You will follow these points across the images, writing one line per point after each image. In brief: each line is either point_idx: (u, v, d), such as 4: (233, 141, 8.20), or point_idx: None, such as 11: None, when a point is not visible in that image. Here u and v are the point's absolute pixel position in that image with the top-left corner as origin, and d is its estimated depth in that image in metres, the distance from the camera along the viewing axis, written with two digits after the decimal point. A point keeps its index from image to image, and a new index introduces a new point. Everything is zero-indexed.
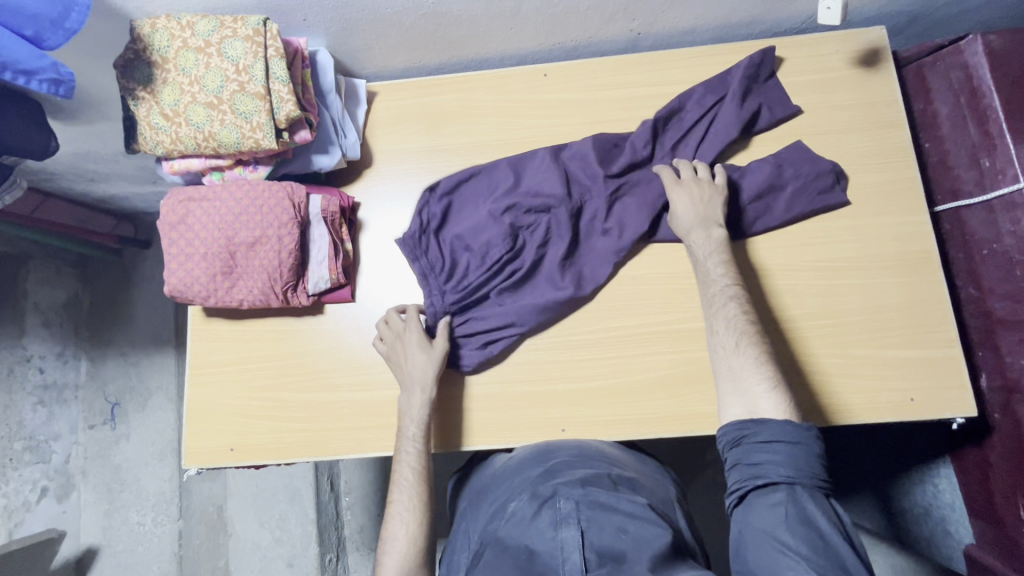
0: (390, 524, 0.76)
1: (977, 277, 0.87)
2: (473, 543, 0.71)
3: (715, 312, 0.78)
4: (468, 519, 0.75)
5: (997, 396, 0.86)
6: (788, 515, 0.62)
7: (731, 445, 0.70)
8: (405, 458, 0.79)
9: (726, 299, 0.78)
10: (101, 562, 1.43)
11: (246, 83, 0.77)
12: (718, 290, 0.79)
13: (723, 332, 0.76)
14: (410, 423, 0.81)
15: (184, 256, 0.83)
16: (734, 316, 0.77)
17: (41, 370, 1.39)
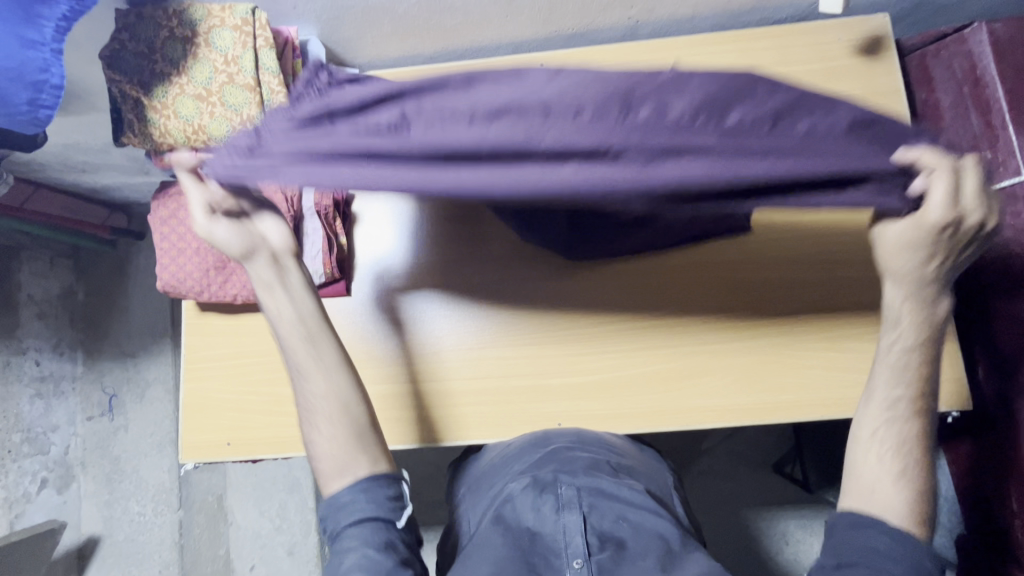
0: (310, 431, 0.71)
1: (975, 270, 0.87)
2: (471, 526, 0.70)
3: (871, 401, 0.68)
4: (467, 501, 0.75)
5: (994, 389, 0.86)
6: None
7: (847, 521, 0.63)
8: (290, 339, 0.72)
9: (899, 390, 0.66)
10: (103, 551, 1.44)
11: (235, 75, 0.75)
12: (886, 407, 0.66)
13: (886, 446, 0.65)
14: (287, 305, 0.72)
15: (176, 252, 0.82)
16: (909, 437, 0.65)
17: (38, 362, 1.40)
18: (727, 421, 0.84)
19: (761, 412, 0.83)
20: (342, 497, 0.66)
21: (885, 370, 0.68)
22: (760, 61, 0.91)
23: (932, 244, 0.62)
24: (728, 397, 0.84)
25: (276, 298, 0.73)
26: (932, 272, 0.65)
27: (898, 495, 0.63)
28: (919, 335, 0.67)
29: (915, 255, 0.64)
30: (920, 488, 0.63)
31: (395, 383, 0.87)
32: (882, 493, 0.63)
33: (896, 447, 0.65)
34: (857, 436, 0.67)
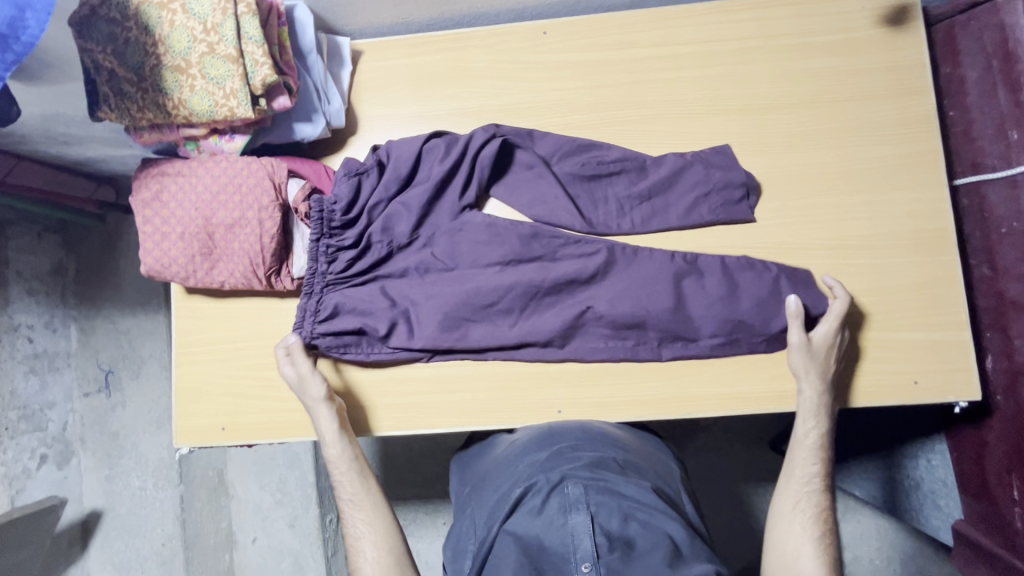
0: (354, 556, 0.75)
1: (992, 256, 0.84)
2: (480, 534, 0.68)
3: (790, 480, 0.75)
4: (472, 513, 0.73)
5: (1003, 378, 0.84)
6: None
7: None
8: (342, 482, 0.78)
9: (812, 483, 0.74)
10: (106, 524, 1.46)
11: (215, 44, 0.70)
12: (803, 485, 0.74)
13: (801, 523, 0.72)
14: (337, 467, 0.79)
15: (160, 236, 0.79)
16: (819, 507, 0.73)
17: (30, 339, 1.37)
18: (732, 409, 0.82)
19: (766, 400, 0.82)
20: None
21: (801, 451, 0.76)
22: (778, 31, 0.86)
23: (829, 350, 0.77)
24: (731, 384, 0.82)
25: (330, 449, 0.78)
26: (820, 410, 0.77)
27: (814, 565, 0.69)
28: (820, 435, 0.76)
29: (818, 364, 0.77)
30: (827, 561, 0.69)
31: (391, 369, 0.85)
32: (805, 562, 0.69)
33: (814, 515, 0.72)
34: (779, 513, 0.73)
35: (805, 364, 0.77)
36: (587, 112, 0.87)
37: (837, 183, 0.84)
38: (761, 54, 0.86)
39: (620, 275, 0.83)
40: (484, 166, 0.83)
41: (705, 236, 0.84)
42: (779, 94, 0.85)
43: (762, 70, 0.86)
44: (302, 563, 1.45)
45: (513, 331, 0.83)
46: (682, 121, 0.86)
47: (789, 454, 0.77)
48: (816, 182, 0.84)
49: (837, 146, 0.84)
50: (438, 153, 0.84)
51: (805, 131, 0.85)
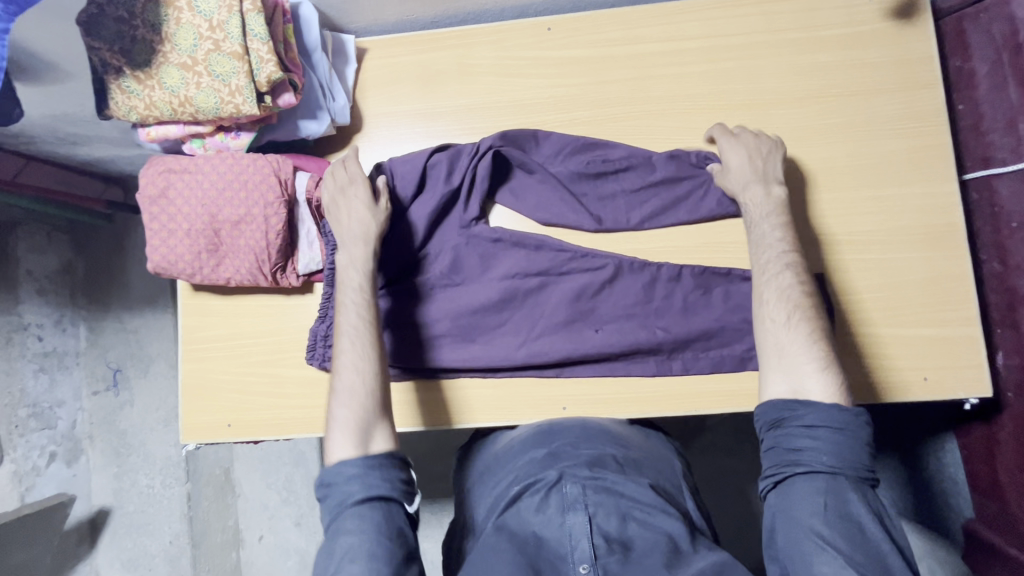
0: (336, 434, 0.68)
1: (1003, 251, 0.83)
2: (479, 524, 0.70)
3: (781, 352, 0.69)
4: (476, 500, 0.74)
5: (1013, 375, 0.83)
6: (828, 505, 0.60)
7: (769, 423, 0.67)
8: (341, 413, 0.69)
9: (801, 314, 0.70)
10: (114, 522, 1.47)
11: (221, 42, 0.70)
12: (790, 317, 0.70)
13: (786, 326, 0.70)
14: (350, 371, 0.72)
15: (167, 233, 0.79)
16: (797, 303, 0.71)
17: (40, 337, 1.40)
18: (740, 406, 0.81)
19: None
20: (350, 469, 0.65)
21: (768, 267, 0.74)
22: (784, 25, 0.85)
23: (750, 147, 0.80)
24: (737, 381, 0.82)
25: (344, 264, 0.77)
26: (788, 255, 0.74)
27: (820, 378, 0.67)
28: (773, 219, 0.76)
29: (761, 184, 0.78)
30: (839, 387, 0.66)
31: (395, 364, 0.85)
32: (802, 380, 0.67)
33: (819, 354, 0.68)
34: (768, 327, 0.71)
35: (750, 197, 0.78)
36: (592, 107, 0.87)
37: (844, 178, 0.83)
38: (766, 49, 0.85)
39: (625, 286, 0.83)
40: (484, 176, 0.83)
41: (710, 232, 0.84)
42: (785, 88, 0.85)
43: (768, 65, 0.85)
44: (309, 561, 1.45)
45: (519, 352, 0.83)
46: (687, 116, 0.86)
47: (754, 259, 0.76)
48: (824, 177, 0.83)
49: (844, 140, 0.83)
50: (442, 169, 0.84)
51: (812, 125, 0.84)
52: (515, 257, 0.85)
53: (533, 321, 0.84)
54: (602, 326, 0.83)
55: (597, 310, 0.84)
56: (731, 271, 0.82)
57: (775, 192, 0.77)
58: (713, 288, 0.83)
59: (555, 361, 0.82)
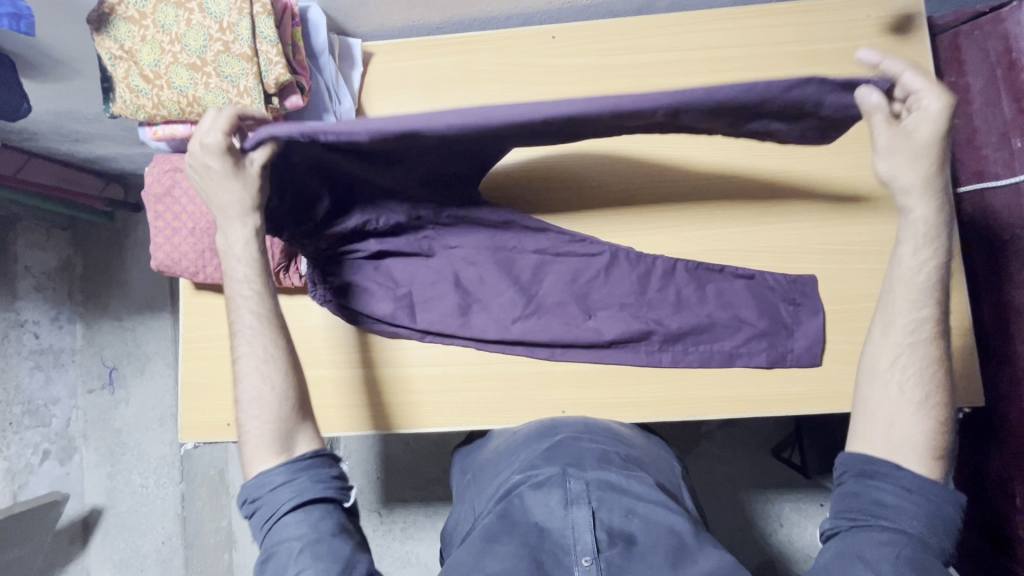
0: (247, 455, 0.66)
1: (995, 263, 0.85)
2: (475, 515, 0.69)
3: (872, 378, 0.63)
4: (468, 497, 0.74)
5: (1005, 386, 0.85)
6: (901, 556, 0.54)
7: (858, 472, 0.61)
8: (252, 435, 0.66)
9: (914, 318, 0.63)
10: (106, 522, 1.46)
11: (231, 43, 0.71)
12: (897, 342, 0.63)
13: (897, 376, 0.62)
14: (257, 388, 0.68)
15: (171, 230, 0.80)
16: (919, 373, 0.62)
17: (36, 334, 1.40)
18: (736, 412, 0.83)
19: (768, 403, 0.82)
20: (275, 478, 0.65)
21: (903, 284, 0.64)
22: (784, 37, 0.87)
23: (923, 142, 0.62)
24: (734, 387, 0.83)
25: (229, 233, 0.69)
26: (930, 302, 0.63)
27: (914, 430, 0.60)
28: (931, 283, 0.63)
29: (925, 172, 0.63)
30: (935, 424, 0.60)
31: (395, 365, 0.86)
32: (902, 426, 0.60)
33: (915, 388, 0.61)
34: (875, 369, 0.63)
35: (906, 176, 0.63)
36: None
37: (840, 188, 0.85)
38: (767, 61, 0.87)
39: (620, 271, 0.84)
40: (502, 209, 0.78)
41: (709, 239, 0.85)
42: None
43: (767, 77, 0.87)
44: None
45: (512, 329, 0.83)
46: None
47: (890, 274, 0.65)
48: (820, 188, 0.85)
49: (840, 152, 0.85)
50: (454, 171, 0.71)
51: None
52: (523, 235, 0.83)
53: (526, 305, 0.83)
54: (596, 313, 0.83)
55: (592, 295, 0.84)
56: (725, 269, 0.83)
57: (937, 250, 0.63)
58: (707, 284, 0.83)
59: (546, 341, 0.83)
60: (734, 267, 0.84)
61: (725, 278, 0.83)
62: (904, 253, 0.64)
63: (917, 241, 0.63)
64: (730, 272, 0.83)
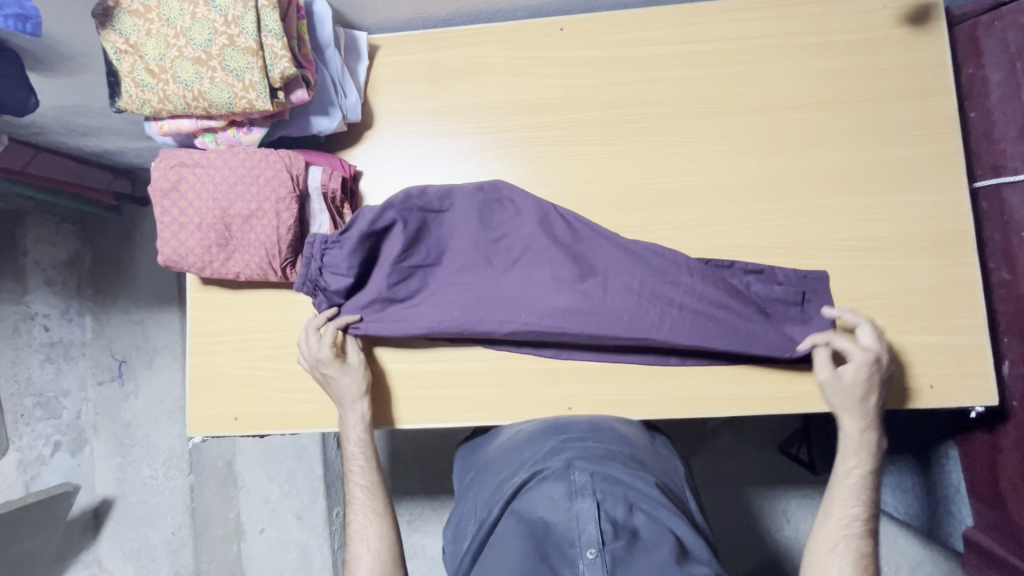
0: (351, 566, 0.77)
1: (1012, 260, 0.83)
2: (480, 514, 0.69)
3: (828, 519, 0.73)
4: (471, 496, 0.74)
5: (1018, 384, 0.84)
6: None
7: None
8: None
9: (854, 508, 0.73)
10: (117, 512, 1.48)
11: (236, 37, 0.70)
12: (842, 500, 0.74)
13: (836, 516, 0.73)
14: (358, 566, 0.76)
15: (177, 225, 0.80)
16: (853, 511, 0.73)
17: (46, 328, 1.40)
18: (744, 410, 0.82)
19: (778, 401, 0.82)
20: None
21: (842, 492, 0.74)
22: (797, 29, 0.85)
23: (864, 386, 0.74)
24: (742, 384, 0.82)
25: (346, 417, 0.82)
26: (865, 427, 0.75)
27: (842, 569, 0.70)
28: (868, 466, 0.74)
29: (858, 405, 0.75)
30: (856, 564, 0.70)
31: (402, 361, 0.86)
32: (832, 573, 0.70)
33: (852, 561, 0.70)
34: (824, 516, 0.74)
35: (842, 402, 0.75)
36: (603, 108, 0.87)
37: (852, 183, 0.83)
38: (779, 53, 0.85)
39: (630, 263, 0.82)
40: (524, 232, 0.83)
41: (718, 235, 0.84)
42: (796, 94, 0.85)
43: (780, 69, 0.85)
44: (310, 555, 1.44)
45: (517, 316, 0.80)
46: (697, 119, 0.86)
47: (831, 490, 0.75)
48: (832, 183, 0.83)
49: (853, 146, 0.83)
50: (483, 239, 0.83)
51: (821, 130, 0.84)
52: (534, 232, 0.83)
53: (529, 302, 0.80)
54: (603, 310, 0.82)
55: (600, 291, 0.80)
56: (734, 265, 0.83)
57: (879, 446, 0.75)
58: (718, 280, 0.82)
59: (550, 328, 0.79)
60: (743, 264, 0.83)
61: (737, 274, 0.82)
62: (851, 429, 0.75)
63: (861, 410, 0.75)
64: (742, 267, 0.82)
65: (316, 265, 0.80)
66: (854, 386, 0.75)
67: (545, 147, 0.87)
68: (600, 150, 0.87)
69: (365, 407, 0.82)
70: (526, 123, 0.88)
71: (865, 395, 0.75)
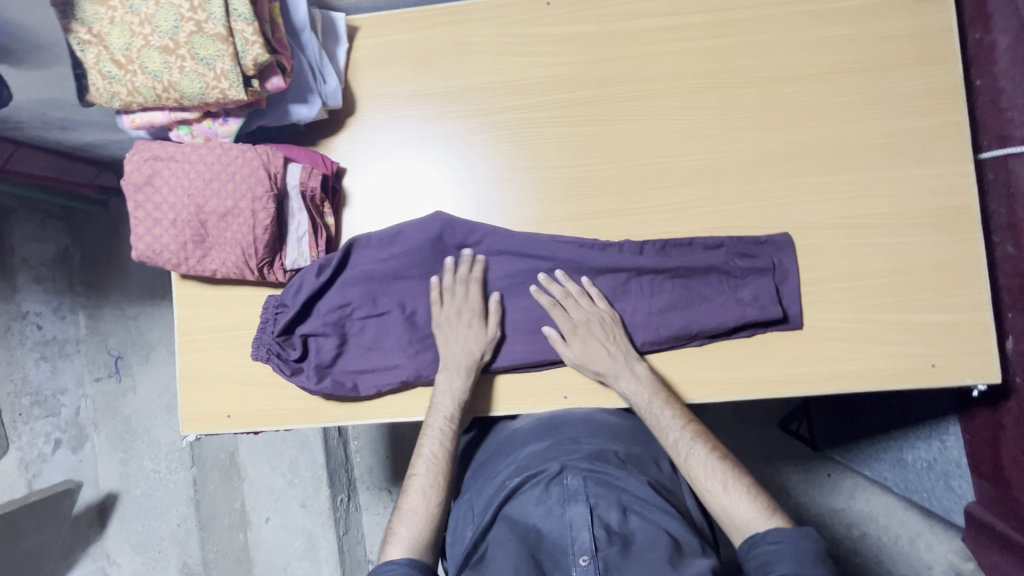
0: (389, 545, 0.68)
1: (1018, 234, 0.80)
2: (477, 521, 0.68)
3: (703, 487, 0.69)
4: (466, 502, 0.73)
5: (1022, 360, 0.82)
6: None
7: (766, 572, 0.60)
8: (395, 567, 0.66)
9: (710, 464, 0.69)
10: (122, 506, 1.49)
11: (204, 23, 0.66)
12: (685, 450, 0.71)
13: (706, 472, 0.69)
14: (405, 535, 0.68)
15: (151, 221, 0.77)
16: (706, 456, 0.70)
17: (39, 326, 1.40)
18: (744, 394, 0.80)
19: (778, 385, 0.80)
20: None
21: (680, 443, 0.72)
22: None
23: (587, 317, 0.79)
24: (740, 369, 0.80)
25: (440, 401, 0.78)
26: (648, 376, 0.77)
27: (749, 515, 0.65)
28: (657, 400, 0.75)
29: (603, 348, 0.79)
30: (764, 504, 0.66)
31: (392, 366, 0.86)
32: (740, 518, 0.65)
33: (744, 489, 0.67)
34: (693, 478, 0.69)
35: (579, 353, 0.79)
36: (593, 86, 0.84)
37: (853, 159, 0.80)
38: (776, 23, 0.81)
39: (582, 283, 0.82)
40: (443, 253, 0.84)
41: (714, 217, 0.82)
42: (794, 66, 0.81)
43: (777, 40, 0.81)
44: (315, 542, 1.45)
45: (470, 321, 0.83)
46: (692, 95, 0.82)
47: (648, 424, 0.75)
48: (832, 159, 0.80)
49: (854, 120, 0.80)
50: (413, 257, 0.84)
51: (821, 104, 0.81)
52: (483, 271, 0.84)
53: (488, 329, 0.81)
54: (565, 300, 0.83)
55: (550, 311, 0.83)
56: (695, 242, 0.81)
57: (637, 372, 0.78)
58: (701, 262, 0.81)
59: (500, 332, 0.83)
60: (731, 243, 0.80)
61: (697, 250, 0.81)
62: (645, 377, 0.77)
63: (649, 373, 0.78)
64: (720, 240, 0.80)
65: (270, 329, 0.83)
66: (589, 350, 0.78)
67: (533, 129, 0.84)
68: (591, 130, 0.84)
69: (462, 379, 0.79)
70: (514, 104, 0.84)
71: (607, 342, 0.79)
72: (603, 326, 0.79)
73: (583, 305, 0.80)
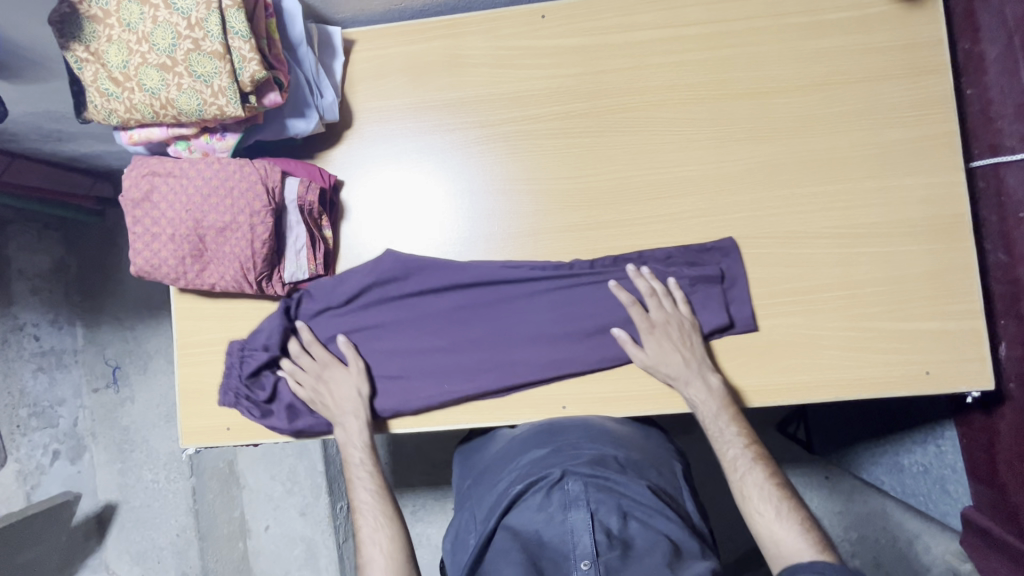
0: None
1: (1009, 241, 0.81)
2: (479, 527, 0.69)
3: (751, 506, 0.69)
4: (467, 510, 0.73)
5: (1014, 366, 0.83)
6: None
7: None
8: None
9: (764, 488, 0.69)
10: (121, 516, 1.48)
11: (201, 40, 0.67)
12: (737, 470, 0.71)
13: (756, 495, 0.69)
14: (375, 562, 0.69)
15: (150, 236, 0.78)
16: (764, 480, 0.70)
17: (37, 337, 1.39)
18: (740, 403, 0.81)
19: (774, 393, 0.81)
20: None
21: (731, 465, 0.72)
22: (789, 8, 0.82)
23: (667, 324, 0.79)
24: (737, 378, 0.81)
25: (348, 425, 0.81)
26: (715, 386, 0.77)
27: (798, 541, 0.64)
28: (721, 412, 0.75)
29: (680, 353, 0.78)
30: (805, 519, 0.66)
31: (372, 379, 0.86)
32: (787, 547, 0.65)
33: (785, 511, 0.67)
34: (744, 496, 0.70)
35: (656, 356, 0.78)
36: (589, 98, 0.84)
37: (846, 168, 0.81)
38: (769, 35, 0.82)
39: (560, 292, 0.83)
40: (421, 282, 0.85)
41: (710, 226, 0.82)
42: (788, 77, 0.82)
43: (770, 51, 0.82)
44: (315, 550, 1.45)
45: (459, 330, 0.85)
46: (686, 106, 0.83)
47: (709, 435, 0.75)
48: (826, 169, 0.81)
49: (847, 130, 0.81)
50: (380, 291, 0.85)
51: (814, 114, 0.82)
52: (455, 289, 0.85)
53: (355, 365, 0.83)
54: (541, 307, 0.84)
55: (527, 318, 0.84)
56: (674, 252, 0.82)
57: (710, 383, 0.77)
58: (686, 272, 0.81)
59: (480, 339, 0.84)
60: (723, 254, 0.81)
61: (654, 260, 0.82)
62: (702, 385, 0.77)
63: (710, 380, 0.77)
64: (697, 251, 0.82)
65: (236, 372, 0.84)
66: (662, 351, 0.78)
67: (529, 140, 0.85)
68: (586, 141, 0.84)
69: (364, 411, 0.82)
70: (510, 116, 0.85)
71: (679, 347, 0.78)
72: (625, 340, 0.80)
73: (665, 306, 0.80)
